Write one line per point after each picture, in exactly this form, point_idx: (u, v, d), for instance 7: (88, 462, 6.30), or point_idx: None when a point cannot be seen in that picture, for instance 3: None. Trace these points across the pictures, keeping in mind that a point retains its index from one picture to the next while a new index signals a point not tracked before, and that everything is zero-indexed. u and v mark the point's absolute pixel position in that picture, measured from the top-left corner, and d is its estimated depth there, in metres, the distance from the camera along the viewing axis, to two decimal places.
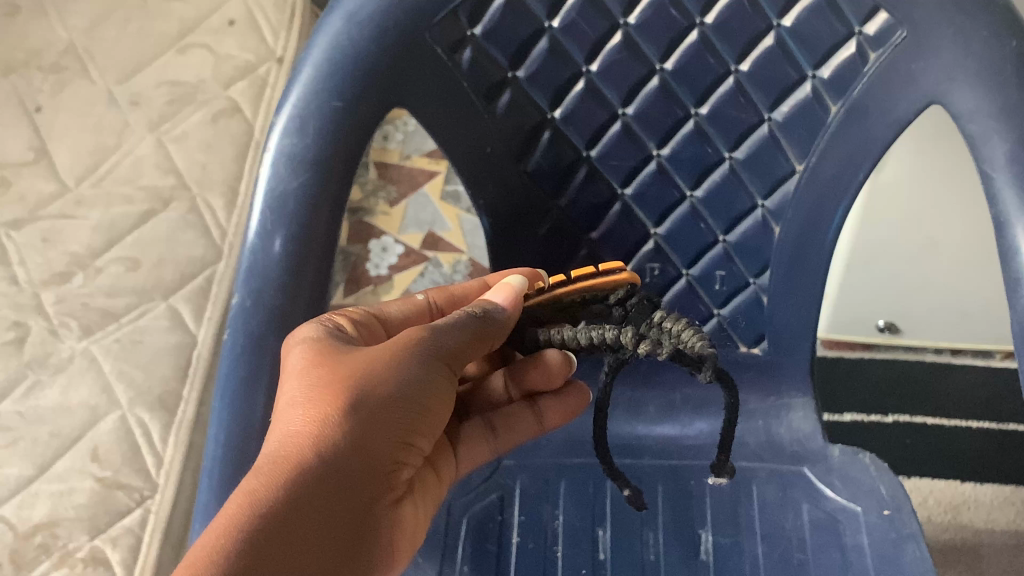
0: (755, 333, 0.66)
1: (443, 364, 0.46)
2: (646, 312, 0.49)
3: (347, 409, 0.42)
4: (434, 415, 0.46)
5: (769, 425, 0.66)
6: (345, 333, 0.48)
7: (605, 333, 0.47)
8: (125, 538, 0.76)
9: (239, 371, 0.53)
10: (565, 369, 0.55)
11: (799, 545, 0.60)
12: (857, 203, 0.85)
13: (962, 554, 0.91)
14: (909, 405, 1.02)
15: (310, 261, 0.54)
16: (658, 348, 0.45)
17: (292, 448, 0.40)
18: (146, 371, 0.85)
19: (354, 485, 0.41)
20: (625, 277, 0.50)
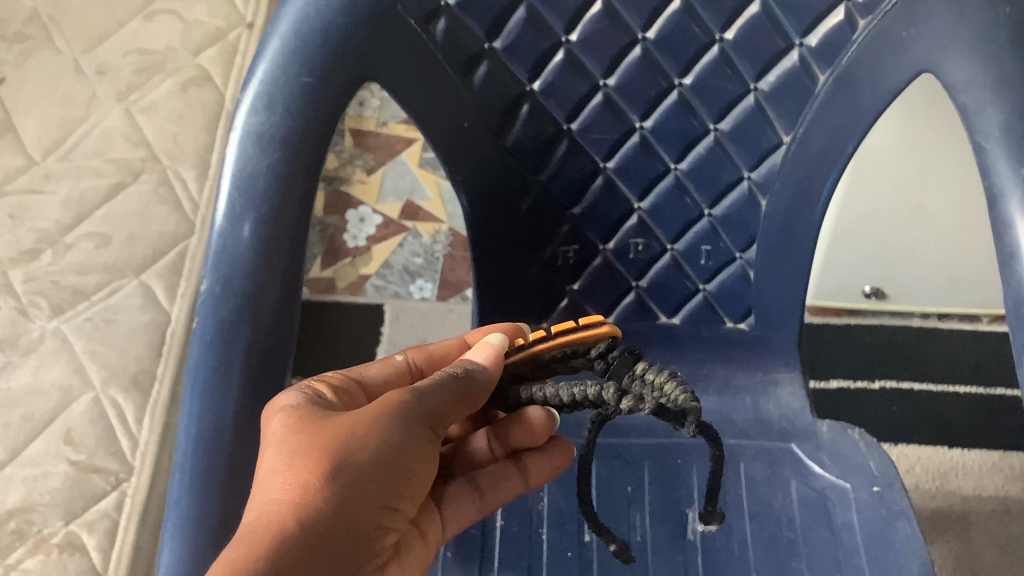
0: (743, 308, 0.64)
1: (425, 427, 0.44)
2: (629, 363, 0.45)
3: (328, 474, 0.40)
4: (417, 478, 0.44)
5: (757, 402, 0.65)
6: (326, 400, 0.46)
7: (586, 390, 0.44)
8: (102, 522, 0.78)
9: (209, 359, 0.50)
10: (547, 428, 0.54)
11: (788, 524, 0.59)
12: (843, 182, 0.85)
13: (951, 522, 0.90)
14: (895, 370, 1.01)
15: (284, 243, 0.52)
16: (640, 404, 0.42)
17: (273, 514, 0.39)
18: (120, 351, 0.88)
19: (337, 550, 0.39)
20: (603, 330, 0.47)
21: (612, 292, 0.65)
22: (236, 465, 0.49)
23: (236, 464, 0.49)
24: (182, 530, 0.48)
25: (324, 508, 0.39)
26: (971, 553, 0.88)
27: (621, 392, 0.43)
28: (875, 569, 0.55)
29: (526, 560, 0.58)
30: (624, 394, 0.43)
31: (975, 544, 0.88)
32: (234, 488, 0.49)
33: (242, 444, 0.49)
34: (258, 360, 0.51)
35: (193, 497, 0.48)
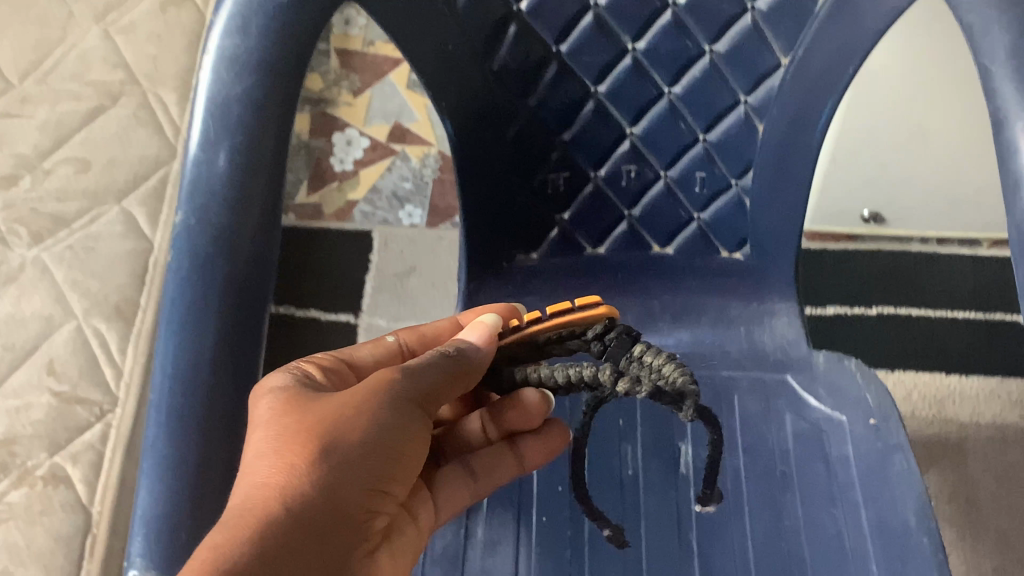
0: (738, 237, 0.63)
1: (416, 407, 0.43)
2: (626, 346, 0.45)
3: (316, 456, 0.39)
4: (407, 461, 0.43)
5: (751, 332, 0.64)
6: (314, 380, 0.44)
7: (582, 371, 0.44)
8: (87, 454, 0.79)
9: (185, 292, 0.48)
10: (543, 410, 0.51)
11: (782, 457, 0.58)
12: (845, 107, 0.83)
13: (947, 451, 0.92)
14: (893, 296, 1.02)
15: (261, 172, 0.49)
16: (636, 387, 0.42)
17: (262, 496, 0.37)
18: (101, 280, 0.89)
19: (328, 534, 0.38)
20: (602, 311, 0.46)
21: (604, 222, 0.64)
22: (213, 399, 0.47)
23: (211, 399, 0.47)
24: (157, 469, 0.45)
25: (314, 491, 0.38)
26: (966, 481, 0.91)
27: (617, 374, 0.43)
28: (870, 506, 0.55)
29: (516, 496, 0.58)
30: (621, 374, 0.43)
31: (971, 471, 0.91)
32: (211, 422, 0.46)
33: (219, 379, 0.47)
34: (236, 294, 0.49)
35: (167, 434, 0.46)
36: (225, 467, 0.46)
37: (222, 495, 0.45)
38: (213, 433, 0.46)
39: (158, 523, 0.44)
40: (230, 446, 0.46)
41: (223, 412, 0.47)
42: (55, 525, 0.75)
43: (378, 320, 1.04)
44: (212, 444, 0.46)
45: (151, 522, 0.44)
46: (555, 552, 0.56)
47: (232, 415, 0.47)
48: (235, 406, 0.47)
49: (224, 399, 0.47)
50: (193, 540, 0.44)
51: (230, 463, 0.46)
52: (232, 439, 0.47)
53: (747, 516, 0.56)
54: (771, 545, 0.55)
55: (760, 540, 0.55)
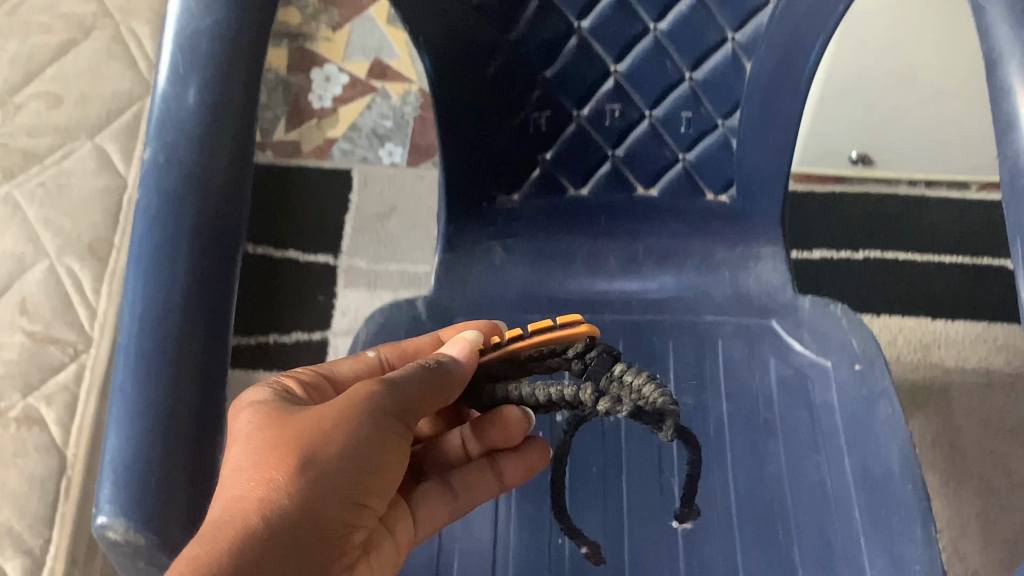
0: (723, 179, 0.61)
1: (401, 420, 0.41)
2: (606, 365, 0.41)
3: (295, 470, 0.37)
4: (391, 474, 0.41)
5: (735, 277, 0.63)
6: (293, 398, 0.43)
7: (563, 391, 0.41)
8: (61, 395, 0.78)
9: (154, 232, 0.46)
10: (525, 426, 0.48)
11: (765, 403, 0.57)
12: (833, 48, 0.84)
13: (931, 396, 0.93)
14: (880, 240, 1.02)
15: (233, 106, 0.48)
16: (617, 405, 0.40)
17: (240, 511, 0.36)
18: (74, 219, 0.88)
19: (308, 551, 0.36)
20: (583, 330, 0.43)
21: (587, 162, 0.62)
22: (185, 336, 0.44)
23: (183, 336, 0.44)
24: (127, 409, 0.42)
25: (294, 506, 0.37)
26: (951, 427, 0.91)
27: (599, 393, 0.40)
28: (854, 452, 0.54)
29: None
30: (601, 395, 0.40)
31: (955, 418, 0.91)
32: (183, 360, 0.43)
33: (192, 316, 0.44)
34: (208, 235, 0.46)
35: (138, 372, 0.43)
36: (198, 408, 0.43)
37: (196, 439, 0.42)
38: (186, 371, 0.43)
39: (129, 467, 0.41)
40: (204, 388, 0.44)
41: (196, 352, 0.44)
42: (29, 467, 0.74)
43: (359, 262, 1.05)
44: (185, 382, 0.43)
45: (122, 466, 0.41)
46: (536, 500, 0.55)
47: (205, 355, 0.44)
48: (208, 344, 0.44)
49: (197, 337, 0.44)
50: (167, 489, 0.41)
51: (205, 405, 0.43)
52: (205, 380, 0.44)
53: (730, 464, 0.55)
54: (753, 493, 0.54)
55: (743, 488, 0.54)
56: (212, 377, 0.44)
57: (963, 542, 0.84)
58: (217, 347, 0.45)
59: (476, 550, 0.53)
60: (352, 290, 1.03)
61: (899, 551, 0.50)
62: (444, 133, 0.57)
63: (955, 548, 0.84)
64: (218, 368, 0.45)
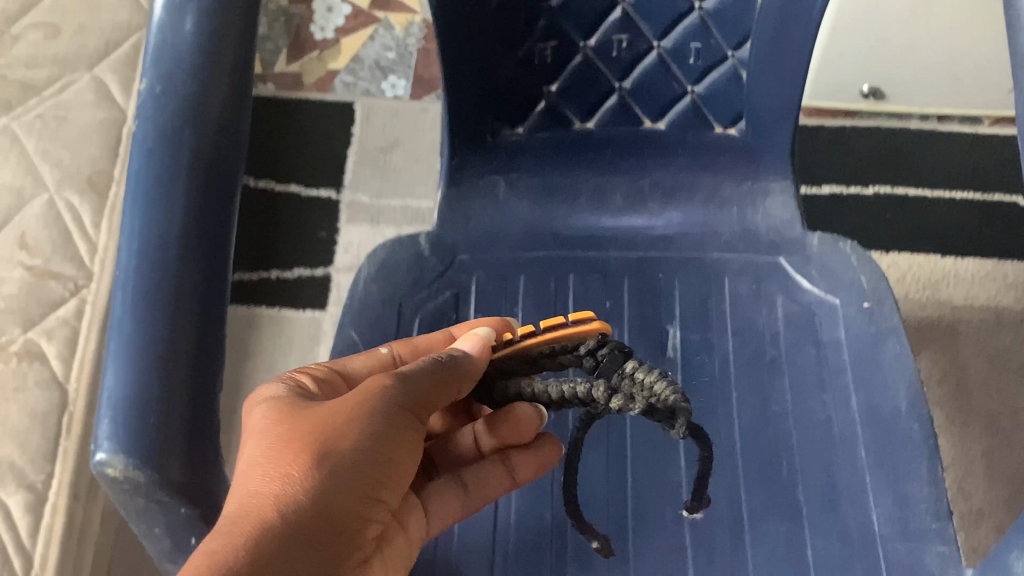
0: (733, 112, 0.60)
1: (414, 414, 0.41)
2: (619, 363, 0.41)
3: (310, 465, 0.37)
4: (403, 468, 0.41)
5: (744, 214, 0.61)
6: (306, 393, 0.43)
7: (575, 388, 0.41)
8: (62, 330, 0.78)
9: (152, 164, 0.44)
10: (536, 423, 0.48)
11: (772, 341, 0.57)
12: None
13: (939, 333, 0.92)
14: (890, 176, 1.01)
15: (230, 34, 0.47)
16: (629, 402, 0.39)
17: (256, 506, 0.36)
18: (73, 152, 0.87)
19: (322, 545, 0.36)
20: (595, 326, 0.43)
21: (593, 94, 0.60)
22: (184, 272, 0.43)
23: (182, 273, 0.43)
24: (124, 344, 0.41)
25: (309, 501, 0.36)
26: (958, 364, 0.90)
27: (611, 391, 0.39)
28: (860, 391, 0.54)
29: None
30: (613, 392, 0.40)
31: (962, 355, 0.91)
32: (182, 296, 0.42)
33: (190, 253, 0.43)
34: (206, 172, 0.45)
35: (137, 305, 0.42)
36: (195, 348, 0.42)
37: (193, 380, 0.42)
38: (185, 308, 0.42)
39: (128, 403, 0.40)
40: (202, 327, 0.43)
41: (194, 290, 0.43)
42: (30, 401, 0.74)
43: (361, 196, 1.04)
44: (184, 319, 0.42)
45: (120, 402, 0.40)
46: None
47: (203, 294, 0.43)
48: (206, 283, 0.44)
49: (196, 274, 0.43)
50: (165, 433, 0.40)
51: (202, 344, 0.43)
52: (203, 319, 0.43)
53: (735, 401, 0.55)
54: (757, 432, 0.54)
55: (748, 426, 0.54)
56: (209, 316, 0.43)
57: (968, 480, 0.84)
58: (214, 287, 0.44)
59: None
60: (354, 226, 1.02)
61: (903, 491, 0.50)
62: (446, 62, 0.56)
63: (959, 486, 0.83)
64: (215, 308, 0.44)
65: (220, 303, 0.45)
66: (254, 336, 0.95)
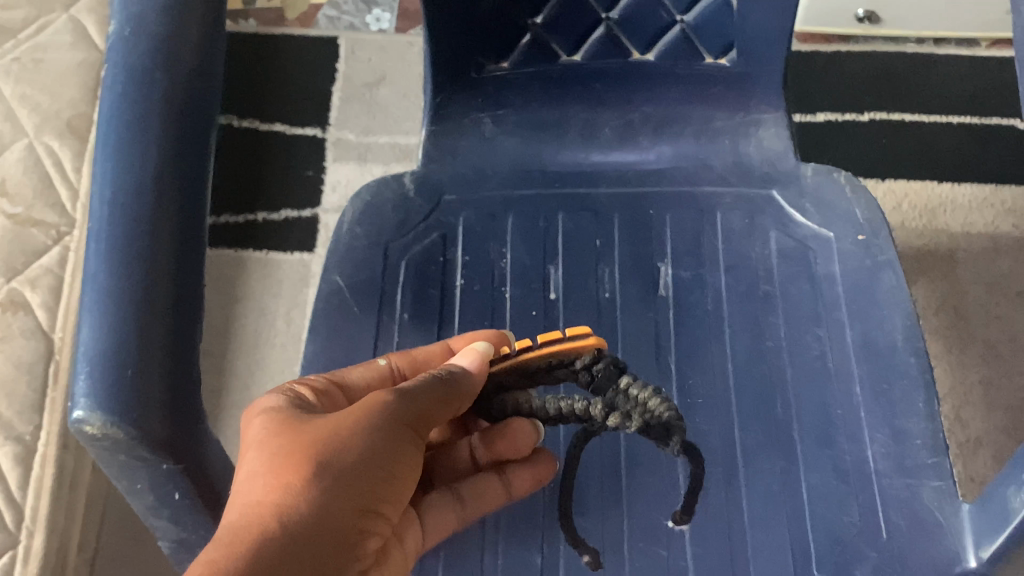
0: (724, 42, 0.57)
1: (412, 428, 0.42)
2: (614, 377, 0.45)
3: (309, 477, 0.38)
4: (398, 482, 0.41)
5: (736, 145, 0.61)
6: (307, 403, 0.43)
7: (574, 405, 0.45)
8: (45, 279, 0.77)
9: (123, 101, 0.42)
10: (533, 437, 0.49)
11: (766, 277, 0.55)
12: None
13: (937, 262, 0.91)
14: (887, 102, 1.00)
15: None
16: (627, 420, 0.43)
17: (256, 516, 0.36)
18: (52, 95, 0.86)
19: (319, 555, 0.37)
20: (591, 341, 0.45)
21: (579, 26, 0.58)
22: (160, 213, 0.40)
23: (160, 215, 0.40)
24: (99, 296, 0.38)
25: (308, 512, 0.37)
26: (956, 293, 0.89)
27: (608, 408, 0.44)
28: (856, 324, 0.53)
29: (488, 320, 0.55)
30: (611, 409, 0.44)
31: (960, 283, 0.90)
32: (160, 239, 0.40)
33: (167, 195, 0.41)
34: (180, 111, 0.43)
35: (111, 248, 0.39)
36: (171, 295, 0.40)
37: (170, 337, 0.39)
38: (162, 251, 0.40)
39: (106, 353, 0.37)
40: (178, 274, 0.41)
41: (171, 233, 0.41)
42: (16, 352, 0.73)
43: (348, 133, 1.02)
44: (161, 264, 0.40)
45: (98, 351, 0.37)
46: None
47: (178, 241, 0.41)
48: (182, 225, 0.41)
49: (173, 216, 0.41)
50: (143, 396, 0.37)
51: (178, 294, 0.40)
52: (177, 266, 0.41)
53: (728, 338, 0.54)
54: (751, 369, 0.53)
55: (740, 362, 0.53)
56: (185, 262, 0.41)
57: (966, 409, 0.83)
58: (190, 233, 0.42)
59: None
60: (341, 164, 1.00)
61: (900, 425, 0.50)
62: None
63: (957, 415, 0.83)
64: (191, 255, 0.42)
65: (196, 249, 0.43)
66: (241, 281, 0.94)
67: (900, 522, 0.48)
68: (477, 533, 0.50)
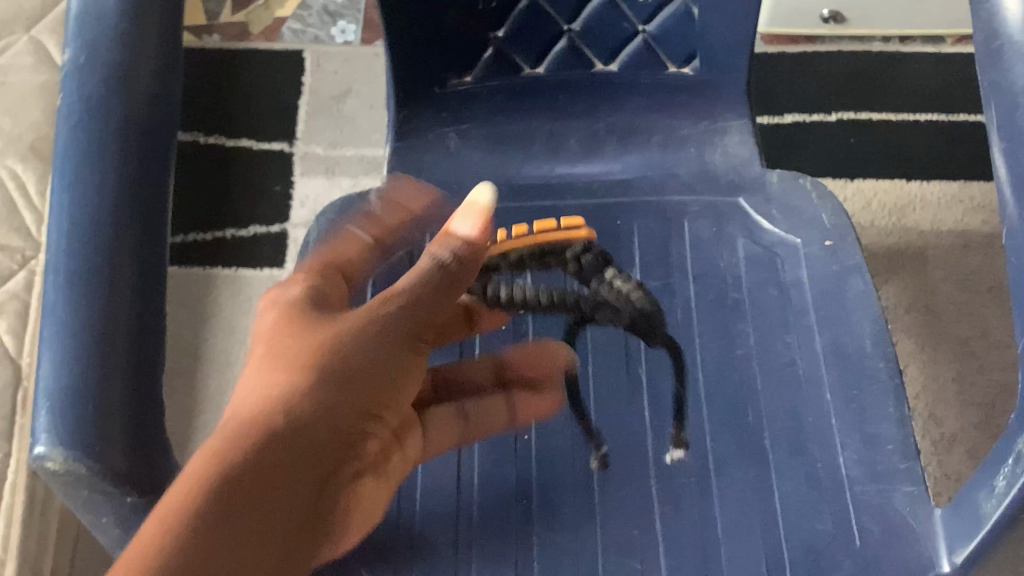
0: (687, 51, 0.58)
1: (418, 335, 0.40)
2: (599, 267, 0.56)
3: (313, 376, 0.35)
4: (402, 386, 0.39)
5: (702, 153, 0.61)
6: (312, 304, 0.41)
7: (566, 297, 0.55)
8: (12, 304, 0.76)
9: (82, 107, 0.39)
10: (559, 364, 0.53)
11: (734, 285, 0.55)
12: None
13: (906, 260, 0.92)
14: (854, 101, 1.02)
15: None
16: (615, 312, 0.55)
17: (259, 409, 0.34)
18: (15, 117, 0.85)
19: (324, 452, 0.34)
20: (583, 233, 0.56)
21: (540, 38, 0.58)
22: (120, 229, 0.37)
23: (119, 231, 0.37)
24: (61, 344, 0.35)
25: (313, 407, 0.34)
26: (927, 290, 0.90)
27: (600, 302, 0.55)
28: (825, 330, 0.53)
29: None
30: (601, 301, 0.55)
31: (931, 280, 0.91)
32: (119, 257, 0.37)
33: (128, 208, 0.38)
34: (144, 115, 0.40)
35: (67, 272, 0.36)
36: (135, 317, 0.37)
37: (137, 373, 0.36)
38: (122, 270, 0.37)
39: (66, 385, 0.35)
40: (141, 291, 0.37)
41: (133, 249, 0.38)
42: None
43: (315, 147, 1.02)
44: (122, 286, 0.37)
45: (57, 384, 0.35)
46: None
47: (143, 256, 0.38)
48: (146, 240, 0.38)
49: (135, 230, 0.38)
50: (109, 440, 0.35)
51: (144, 315, 0.37)
52: (141, 284, 0.38)
53: (698, 347, 0.54)
54: (721, 377, 0.53)
55: (711, 371, 0.53)
56: (150, 279, 0.38)
57: (939, 406, 0.84)
58: (157, 245, 0.39)
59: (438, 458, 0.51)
60: (308, 178, 1.00)
61: (871, 430, 0.50)
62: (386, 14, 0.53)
63: (931, 412, 0.84)
64: (158, 269, 0.39)
65: (163, 262, 0.39)
66: (212, 298, 0.93)
67: (873, 528, 0.47)
68: (449, 552, 0.49)
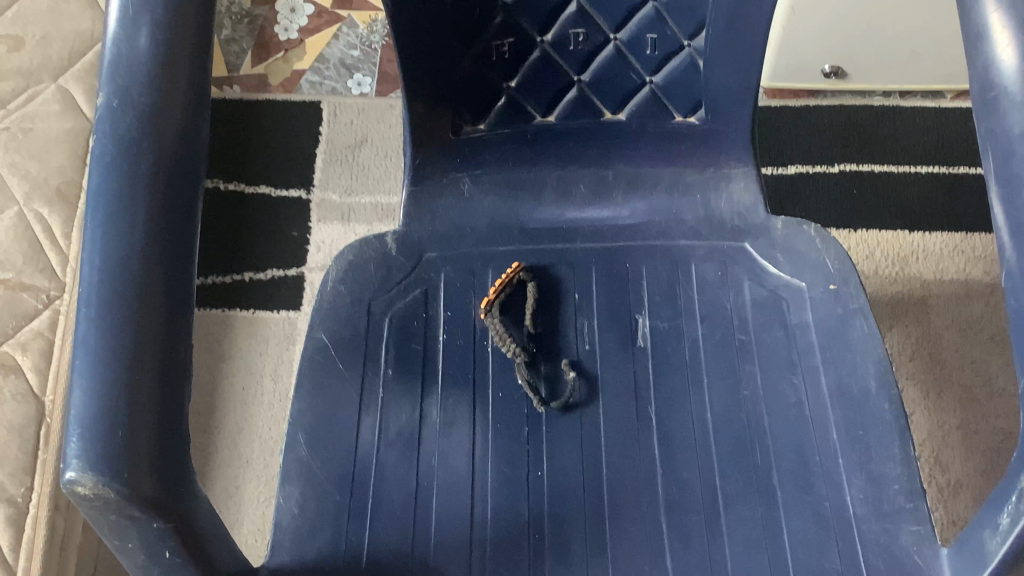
0: (691, 101, 0.60)
1: None
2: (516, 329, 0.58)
3: None
4: None
5: (708, 199, 0.63)
6: None
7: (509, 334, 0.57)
8: (36, 342, 0.79)
9: (113, 138, 0.39)
10: None
11: (741, 327, 0.57)
12: None
13: (910, 307, 0.94)
14: (855, 154, 1.05)
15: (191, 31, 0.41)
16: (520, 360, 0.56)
17: None
18: (41, 162, 0.89)
19: None
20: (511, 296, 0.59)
21: (553, 87, 0.60)
22: (150, 258, 0.37)
23: (148, 261, 0.37)
24: (90, 377, 0.35)
25: None
26: (931, 338, 0.92)
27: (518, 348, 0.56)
28: (829, 368, 0.55)
29: (471, 372, 0.56)
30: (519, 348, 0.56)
31: (933, 328, 0.92)
32: (150, 286, 0.37)
33: (156, 238, 0.38)
34: (173, 144, 0.40)
35: (100, 299, 0.36)
36: (163, 346, 0.37)
37: (162, 410, 0.36)
38: (149, 296, 0.37)
39: (97, 413, 0.34)
40: (169, 320, 0.37)
41: (163, 278, 0.37)
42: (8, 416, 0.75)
43: (331, 195, 1.05)
44: (151, 313, 0.36)
45: (88, 411, 0.34)
46: (512, 428, 0.55)
47: (172, 285, 0.38)
48: (174, 268, 0.38)
49: (162, 259, 0.38)
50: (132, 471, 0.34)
51: (171, 342, 0.37)
52: (170, 312, 0.37)
53: (705, 387, 0.55)
54: (729, 417, 0.54)
55: (719, 410, 0.54)
56: (178, 303, 0.38)
57: (944, 453, 0.85)
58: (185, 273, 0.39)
59: (453, 490, 0.52)
60: (326, 224, 1.03)
61: (877, 469, 0.51)
62: (404, 65, 0.55)
63: (936, 459, 0.85)
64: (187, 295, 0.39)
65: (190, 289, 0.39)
66: (228, 338, 0.95)
67: (879, 566, 0.48)
68: None
